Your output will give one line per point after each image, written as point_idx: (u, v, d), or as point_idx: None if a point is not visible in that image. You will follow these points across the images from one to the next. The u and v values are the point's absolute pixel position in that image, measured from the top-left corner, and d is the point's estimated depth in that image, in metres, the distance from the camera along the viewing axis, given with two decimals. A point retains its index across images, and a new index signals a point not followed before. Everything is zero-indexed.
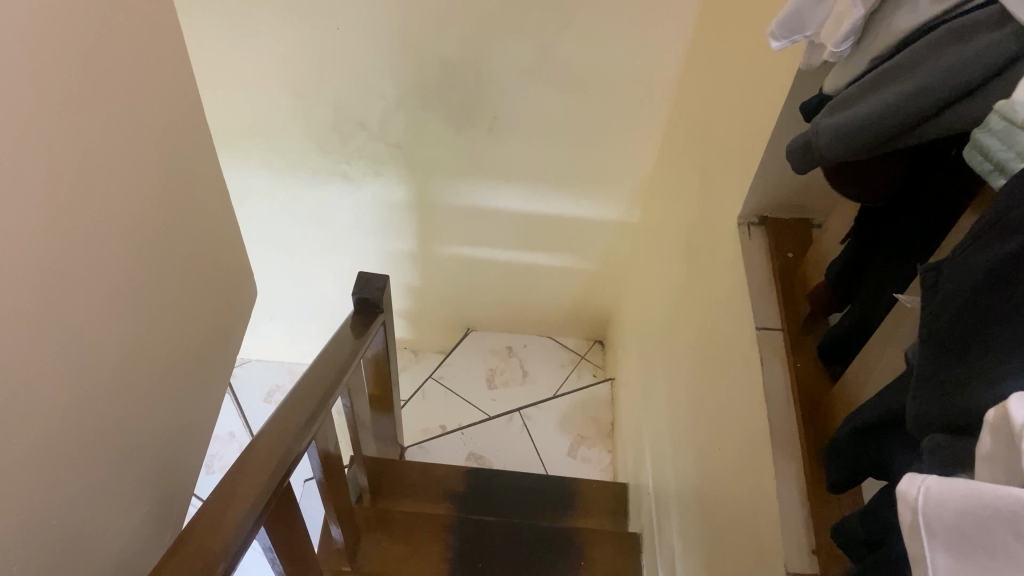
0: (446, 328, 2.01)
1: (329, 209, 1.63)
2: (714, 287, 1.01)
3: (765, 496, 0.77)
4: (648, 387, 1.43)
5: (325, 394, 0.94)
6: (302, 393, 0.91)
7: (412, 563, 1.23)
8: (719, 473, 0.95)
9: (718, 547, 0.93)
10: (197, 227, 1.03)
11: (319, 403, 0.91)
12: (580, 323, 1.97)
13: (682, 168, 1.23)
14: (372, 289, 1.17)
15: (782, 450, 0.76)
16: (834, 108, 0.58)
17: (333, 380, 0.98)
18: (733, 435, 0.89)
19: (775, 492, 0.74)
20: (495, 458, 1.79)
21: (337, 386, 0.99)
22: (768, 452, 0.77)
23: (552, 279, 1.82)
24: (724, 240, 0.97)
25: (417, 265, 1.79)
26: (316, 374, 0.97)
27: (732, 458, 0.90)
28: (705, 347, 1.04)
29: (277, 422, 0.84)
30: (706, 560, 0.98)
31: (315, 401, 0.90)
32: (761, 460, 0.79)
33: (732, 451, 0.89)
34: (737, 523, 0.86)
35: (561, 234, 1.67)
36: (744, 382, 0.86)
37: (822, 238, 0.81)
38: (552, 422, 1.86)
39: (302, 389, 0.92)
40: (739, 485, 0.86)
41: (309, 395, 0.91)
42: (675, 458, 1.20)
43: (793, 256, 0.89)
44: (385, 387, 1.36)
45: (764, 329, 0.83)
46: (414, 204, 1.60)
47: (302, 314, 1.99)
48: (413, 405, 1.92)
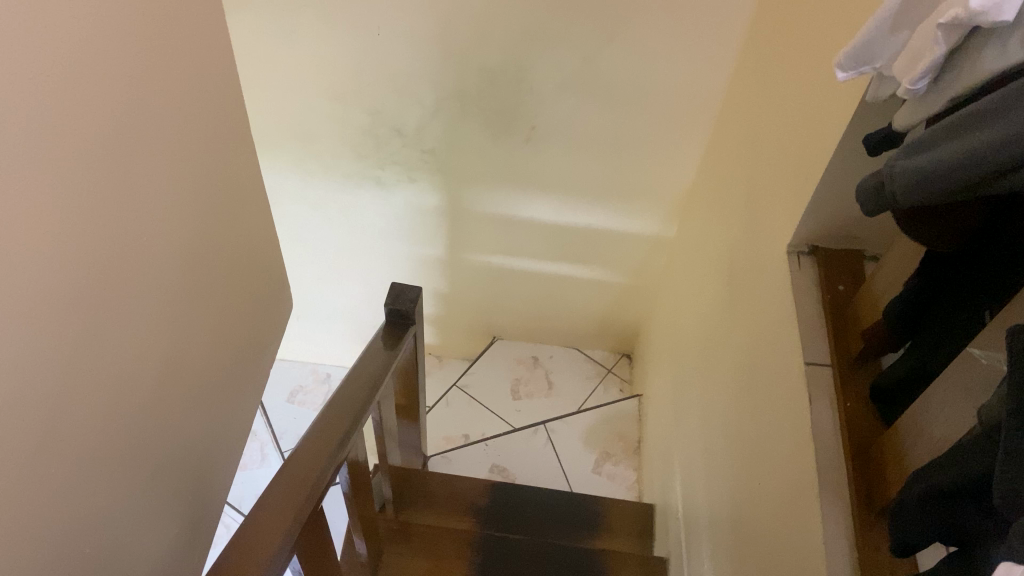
0: (472, 336, 1.99)
1: (362, 212, 1.62)
2: (759, 314, 0.98)
3: (809, 542, 0.74)
4: (680, 408, 1.40)
5: (360, 413, 0.92)
6: (335, 412, 0.90)
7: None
8: (758, 510, 0.92)
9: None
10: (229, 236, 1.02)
11: (353, 422, 0.89)
12: (608, 336, 1.94)
13: (725, 189, 1.20)
14: (405, 300, 1.15)
15: (829, 497, 0.73)
16: (911, 149, 0.55)
17: (367, 397, 0.96)
18: (776, 473, 0.87)
19: (821, 541, 0.71)
20: (518, 471, 1.77)
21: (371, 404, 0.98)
22: (815, 497, 0.74)
23: (582, 291, 1.79)
24: (770, 268, 0.95)
25: (446, 272, 1.77)
26: (349, 392, 0.95)
27: (773, 496, 0.87)
28: (747, 376, 1.01)
29: (311, 443, 0.82)
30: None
31: (351, 423, 0.89)
32: (806, 504, 0.76)
33: (774, 490, 0.87)
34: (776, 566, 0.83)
35: (594, 246, 1.64)
36: (789, 418, 0.84)
37: (877, 275, 0.78)
38: (576, 436, 1.84)
39: (334, 409, 0.91)
40: (780, 526, 0.83)
41: (343, 416, 0.89)
42: (708, 485, 1.17)
43: (844, 290, 0.86)
44: (412, 397, 1.35)
45: (813, 366, 0.81)
46: (447, 210, 1.58)
47: (329, 317, 1.98)
48: (436, 413, 1.91)
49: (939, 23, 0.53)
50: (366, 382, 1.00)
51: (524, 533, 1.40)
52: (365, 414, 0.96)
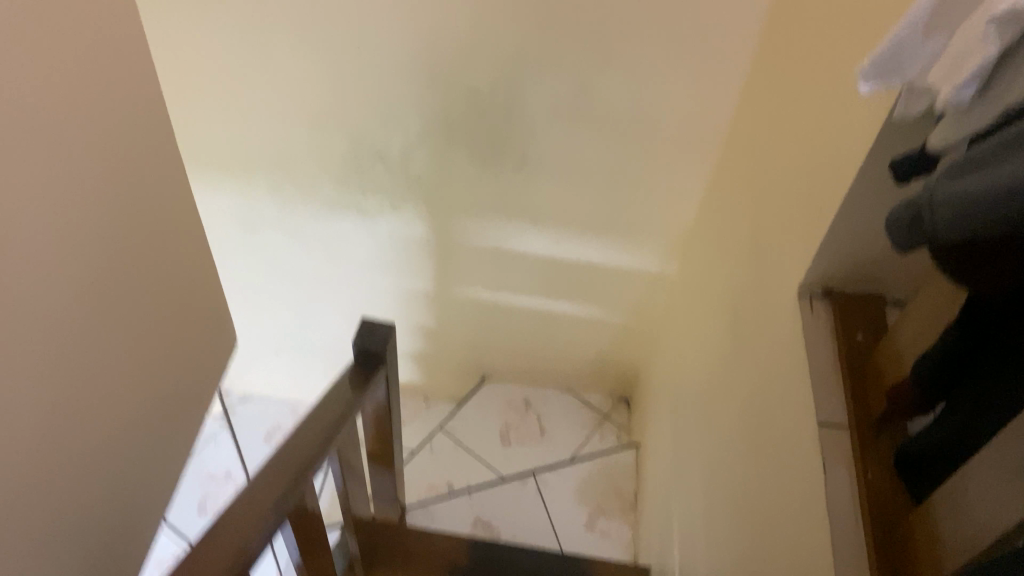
0: (461, 376, 1.87)
1: (342, 242, 1.52)
2: (768, 364, 0.86)
3: None
4: (681, 461, 1.28)
5: (292, 488, 0.82)
6: (260, 489, 0.80)
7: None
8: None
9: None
10: (170, 265, 0.91)
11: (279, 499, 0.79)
12: (605, 378, 1.83)
13: (730, 222, 1.10)
14: (375, 338, 1.05)
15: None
16: (957, 170, 0.45)
17: (314, 459, 0.85)
18: (784, 550, 0.75)
19: None
20: (504, 526, 1.65)
21: (317, 467, 0.87)
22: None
23: (577, 331, 1.68)
24: (779, 312, 0.84)
25: (434, 308, 1.66)
26: (286, 456, 0.84)
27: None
28: (754, 434, 0.89)
29: (205, 546, 0.73)
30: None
31: (277, 507, 0.79)
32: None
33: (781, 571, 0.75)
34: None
35: (591, 283, 1.54)
36: (801, 487, 0.72)
37: (901, 327, 0.67)
38: (568, 488, 1.71)
39: (261, 482, 0.81)
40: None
41: (266, 496, 0.79)
42: (708, 550, 1.05)
43: (863, 339, 0.75)
44: (387, 447, 1.22)
45: (827, 428, 0.70)
46: (433, 242, 1.48)
47: (309, 353, 1.87)
48: (419, 459, 1.78)
49: (996, 14, 0.42)
50: (320, 434, 0.90)
51: None
52: (313, 470, 0.85)
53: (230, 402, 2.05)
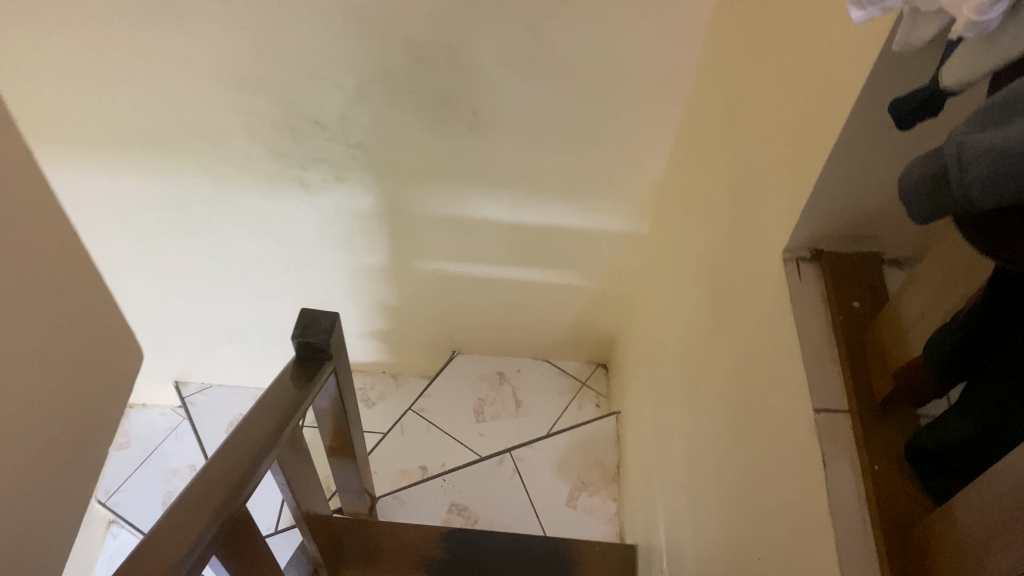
0: (429, 351, 1.77)
1: (287, 219, 1.40)
2: (752, 337, 0.76)
3: None
4: (662, 435, 1.19)
5: (215, 521, 0.69)
6: (177, 523, 0.66)
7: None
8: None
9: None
10: (57, 269, 0.80)
11: (197, 536, 0.65)
12: (581, 345, 1.74)
13: (703, 177, 1.00)
14: (317, 330, 0.95)
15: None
16: (990, 116, 0.33)
17: (241, 483, 0.73)
18: (780, 556, 0.65)
19: None
20: (481, 509, 1.55)
21: (247, 491, 0.75)
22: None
23: (548, 298, 1.58)
24: (761, 279, 0.74)
25: (393, 283, 1.55)
26: (205, 483, 0.71)
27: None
28: (739, 416, 0.80)
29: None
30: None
31: (197, 543, 0.65)
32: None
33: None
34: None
35: (559, 247, 1.44)
36: (797, 484, 0.62)
37: (904, 299, 0.58)
38: (547, 463, 1.63)
39: (175, 515, 0.67)
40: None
41: (183, 531, 0.65)
42: (693, 534, 0.97)
43: (860, 307, 0.66)
44: (344, 440, 1.15)
45: (825, 414, 0.60)
46: (385, 214, 1.37)
47: (265, 338, 1.76)
48: (389, 442, 1.69)
49: None
50: (252, 444, 0.79)
51: None
52: (243, 494, 0.74)
53: (188, 393, 1.94)
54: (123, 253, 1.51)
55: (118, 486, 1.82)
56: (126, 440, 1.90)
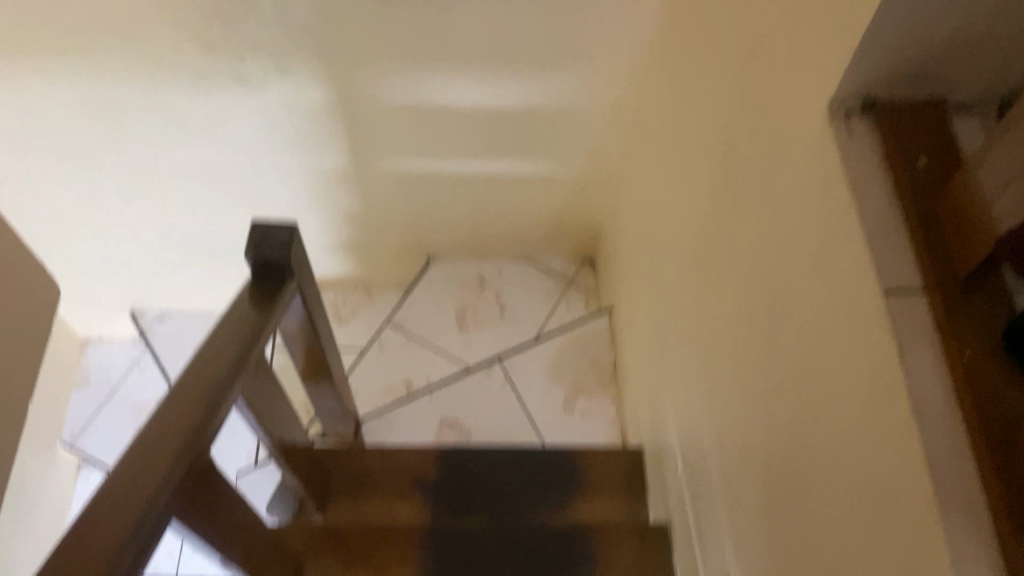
0: (402, 258, 1.65)
1: (229, 121, 1.24)
2: (785, 215, 0.65)
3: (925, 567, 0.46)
4: (667, 330, 1.10)
5: (172, 475, 0.58)
6: (126, 484, 0.55)
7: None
8: (812, 514, 0.62)
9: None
10: None
11: (152, 496, 0.55)
12: (565, 239, 1.63)
13: (707, 35, 0.86)
14: (274, 244, 0.83)
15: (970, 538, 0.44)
16: None
17: (200, 428, 0.62)
18: (843, 466, 0.56)
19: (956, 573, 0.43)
20: (473, 422, 1.47)
21: (209, 437, 0.64)
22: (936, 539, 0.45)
23: (527, 191, 1.46)
24: (797, 143, 0.63)
25: (355, 186, 1.41)
26: (157, 433, 0.60)
27: (842, 505, 0.56)
28: (770, 306, 0.70)
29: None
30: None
31: (154, 504, 0.55)
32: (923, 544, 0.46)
33: (841, 495, 0.56)
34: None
35: (537, 132, 1.30)
36: (862, 384, 0.53)
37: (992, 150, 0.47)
38: (538, 368, 1.54)
39: (124, 475, 0.56)
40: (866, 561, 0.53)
41: (135, 494, 0.54)
42: (715, 436, 0.89)
43: (927, 163, 0.54)
44: (319, 362, 1.05)
45: (897, 296, 0.50)
46: (339, 107, 1.22)
47: (222, 257, 1.62)
48: (368, 360, 1.58)
49: None
50: (207, 381, 0.67)
51: (481, 519, 1.09)
52: (204, 440, 0.63)
53: (146, 322, 1.78)
54: (52, 176, 1.34)
55: (82, 426, 1.71)
56: (86, 378, 1.78)
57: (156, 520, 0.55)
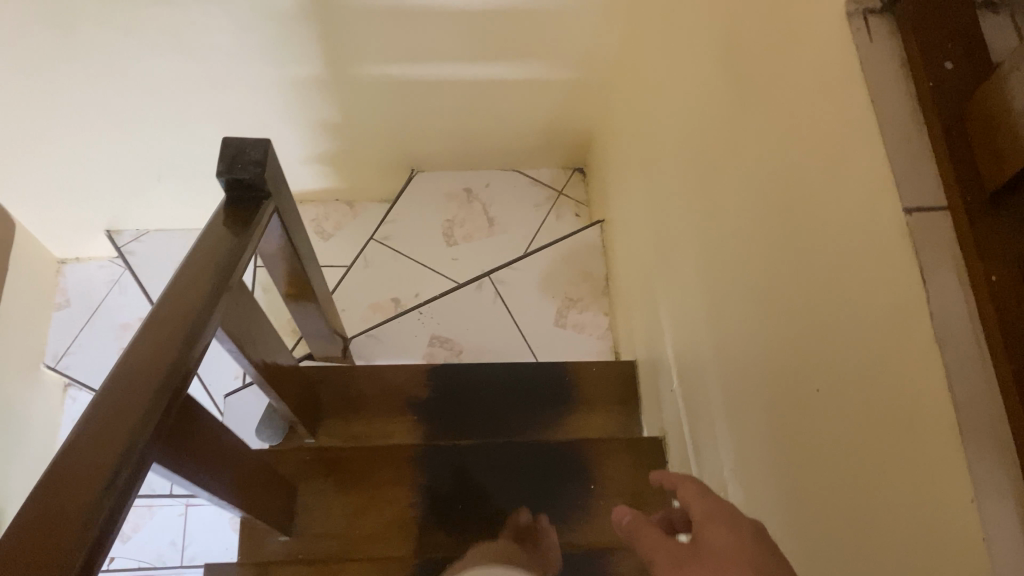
0: (385, 171, 1.59)
1: (195, 28, 1.16)
2: (795, 125, 0.61)
3: (944, 500, 0.45)
4: (664, 243, 1.06)
5: (168, 389, 0.54)
6: (121, 392, 0.51)
7: (375, 542, 0.94)
8: (819, 436, 0.60)
9: (826, 558, 0.60)
10: None
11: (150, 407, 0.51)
12: (554, 148, 1.57)
13: None
14: (247, 163, 0.78)
15: (992, 471, 0.43)
16: None
17: (195, 334, 0.60)
18: (855, 392, 0.54)
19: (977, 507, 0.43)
20: (463, 338, 1.45)
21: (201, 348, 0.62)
22: (960, 471, 0.44)
23: (516, 97, 1.39)
24: (811, 49, 0.58)
25: (333, 94, 1.34)
26: (144, 347, 0.56)
27: (854, 433, 0.55)
28: (778, 224, 0.67)
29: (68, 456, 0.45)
30: (797, 560, 0.66)
31: (150, 415, 0.51)
32: (945, 474, 0.45)
33: (852, 420, 0.55)
34: (872, 545, 0.53)
35: (525, 34, 1.23)
36: (880, 312, 0.50)
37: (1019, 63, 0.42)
38: (530, 283, 1.51)
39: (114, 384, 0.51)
40: (879, 491, 0.52)
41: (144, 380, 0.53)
42: (715, 355, 0.87)
43: (954, 67, 0.49)
44: (303, 284, 1.01)
45: (918, 215, 0.47)
46: (312, 10, 1.14)
47: (197, 173, 1.55)
48: (355, 277, 1.55)
49: None
50: (188, 308, 0.63)
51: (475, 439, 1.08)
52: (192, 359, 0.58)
53: (123, 242, 1.74)
54: (10, 92, 1.25)
55: (66, 348, 1.69)
56: (65, 299, 1.73)
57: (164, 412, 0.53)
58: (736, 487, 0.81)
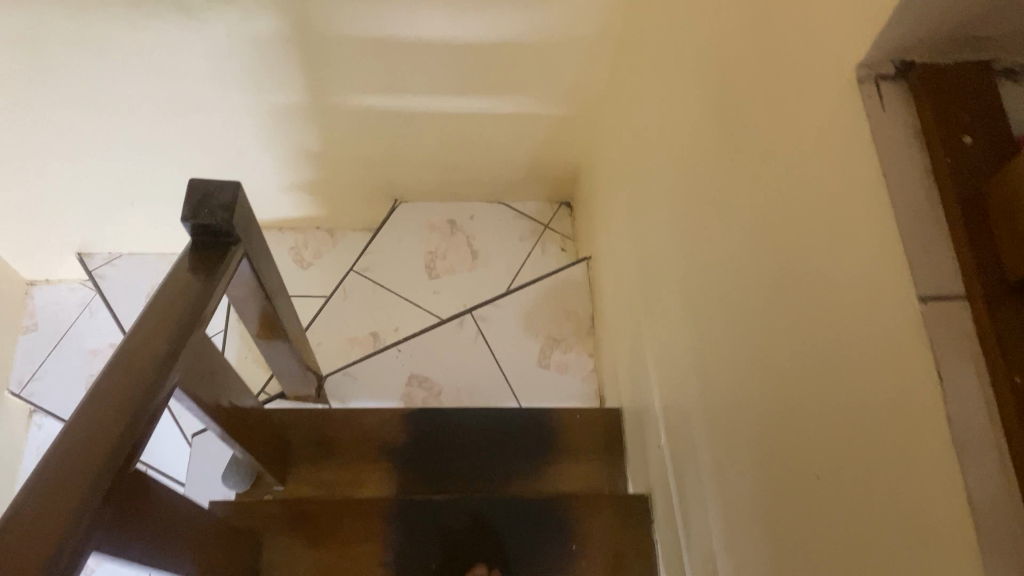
0: (368, 200, 1.55)
1: (169, 53, 1.12)
2: (797, 189, 0.58)
3: None
4: (652, 290, 1.03)
5: (130, 434, 0.54)
6: (83, 438, 0.51)
7: None
8: (819, 526, 0.56)
9: None
10: None
11: (109, 456, 0.52)
12: (541, 181, 1.54)
13: None
14: (216, 207, 0.74)
15: None
16: None
17: (152, 391, 0.58)
18: (861, 486, 0.50)
19: None
20: (442, 377, 1.41)
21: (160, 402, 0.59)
22: None
23: (502, 129, 1.36)
24: (813, 114, 0.55)
25: (314, 123, 1.30)
26: (108, 390, 0.56)
27: (859, 530, 0.51)
28: (775, 292, 0.63)
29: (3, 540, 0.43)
30: None
31: (110, 466, 0.51)
32: None
33: (857, 517, 0.51)
34: None
35: (514, 67, 1.19)
36: (890, 404, 0.47)
37: None
38: (513, 320, 1.47)
39: (75, 427, 0.52)
40: None
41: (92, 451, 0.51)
42: (705, 416, 0.83)
43: (972, 142, 0.46)
44: (275, 326, 0.97)
45: (933, 303, 0.44)
46: (293, 38, 1.10)
47: (172, 199, 1.50)
48: (332, 309, 1.50)
49: None
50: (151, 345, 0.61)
51: (452, 492, 1.04)
52: (155, 400, 0.58)
53: (95, 266, 1.69)
54: None
55: (32, 374, 1.62)
56: (33, 323, 1.68)
57: (112, 479, 0.51)
58: (726, 560, 0.76)
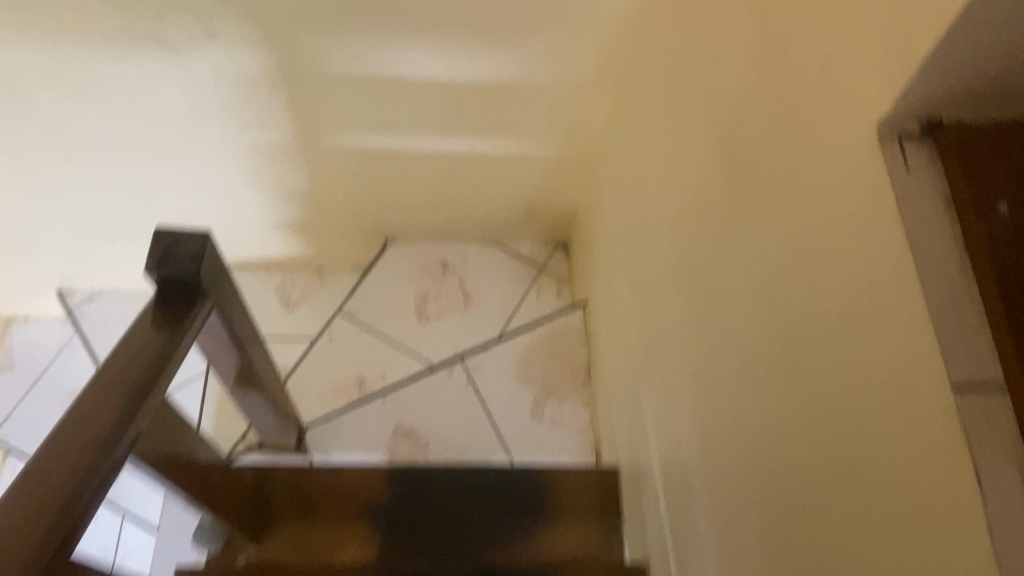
0: (358, 239, 1.50)
1: (149, 89, 1.08)
2: (810, 254, 0.53)
3: None
4: (650, 343, 0.98)
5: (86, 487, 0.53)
6: (35, 495, 0.50)
7: None
8: None
9: None
10: None
11: (62, 513, 0.50)
12: (537, 222, 1.50)
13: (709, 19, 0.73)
14: (184, 257, 0.70)
15: None
16: None
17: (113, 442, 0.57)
18: None
19: None
20: (429, 429, 1.35)
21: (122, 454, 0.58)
22: None
23: (497, 170, 1.31)
24: (829, 174, 0.50)
25: (301, 163, 1.26)
26: (67, 439, 0.55)
27: None
28: (786, 362, 0.58)
29: None
30: None
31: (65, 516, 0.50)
32: None
33: None
34: None
35: (508, 108, 1.16)
36: (919, 505, 0.41)
37: None
38: (505, 368, 1.41)
39: (27, 484, 0.51)
40: None
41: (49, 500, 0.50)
42: (706, 485, 0.77)
43: (1009, 210, 0.41)
44: (250, 378, 0.91)
45: (969, 394, 0.38)
46: (278, 76, 1.06)
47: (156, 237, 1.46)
48: (316, 354, 1.45)
49: None
50: (111, 399, 0.59)
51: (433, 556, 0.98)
52: (113, 455, 0.57)
53: (74, 303, 1.63)
54: None
55: (6, 414, 1.56)
56: (9, 360, 1.62)
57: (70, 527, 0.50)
58: None
